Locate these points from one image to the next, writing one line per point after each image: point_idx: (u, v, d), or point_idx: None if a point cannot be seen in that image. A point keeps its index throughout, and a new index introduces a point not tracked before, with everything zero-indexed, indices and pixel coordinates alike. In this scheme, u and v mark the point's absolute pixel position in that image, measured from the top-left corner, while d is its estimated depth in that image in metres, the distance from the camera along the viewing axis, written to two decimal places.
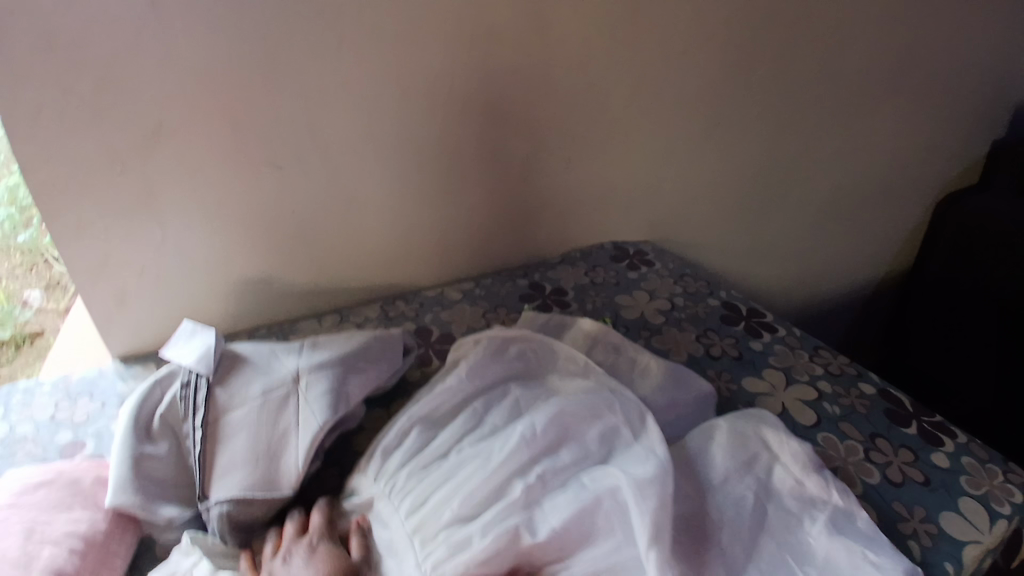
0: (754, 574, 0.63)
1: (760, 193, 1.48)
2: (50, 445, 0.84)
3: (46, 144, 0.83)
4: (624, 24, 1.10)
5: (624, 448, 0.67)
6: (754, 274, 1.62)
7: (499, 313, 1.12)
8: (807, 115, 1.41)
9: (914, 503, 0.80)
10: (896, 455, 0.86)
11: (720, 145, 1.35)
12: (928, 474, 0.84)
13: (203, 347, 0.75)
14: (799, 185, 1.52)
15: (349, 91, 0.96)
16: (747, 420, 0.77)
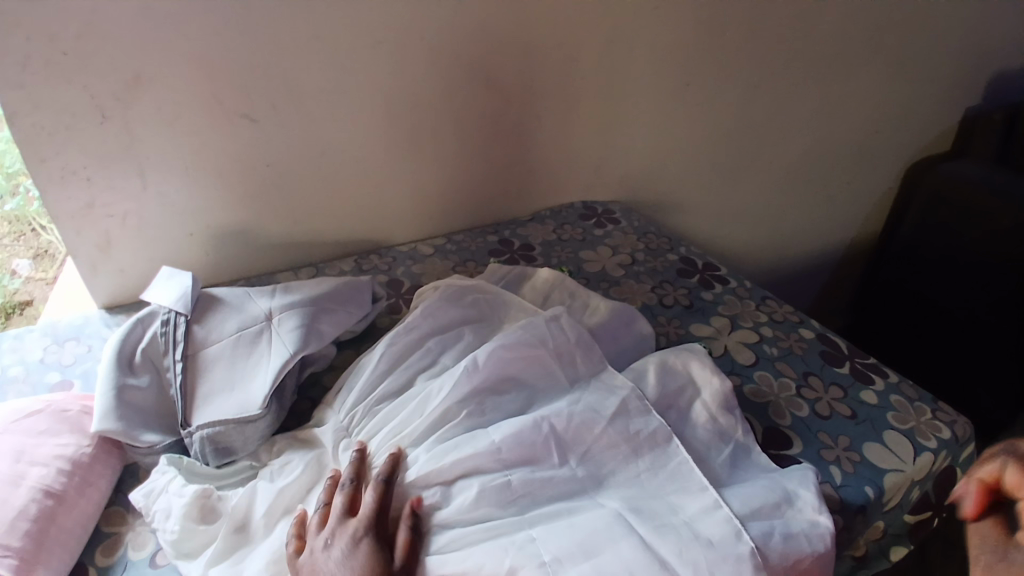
0: (676, 474, 0.69)
1: (729, 157, 1.52)
2: (38, 384, 0.90)
3: (28, 94, 0.87)
4: None
5: (558, 387, 0.76)
6: (723, 236, 1.68)
7: (467, 266, 1.18)
8: (777, 79, 1.44)
9: (840, 433, 0.86)
10: (826, 392, 0.93)
11: (690, 108, 1.39)
12: (855, 409, 0.91)
13: (181, 288, 0.80)
14: (769, 149, 1.57)
15: (320, 47, 0.99)
16: (680, 355, 0.83)
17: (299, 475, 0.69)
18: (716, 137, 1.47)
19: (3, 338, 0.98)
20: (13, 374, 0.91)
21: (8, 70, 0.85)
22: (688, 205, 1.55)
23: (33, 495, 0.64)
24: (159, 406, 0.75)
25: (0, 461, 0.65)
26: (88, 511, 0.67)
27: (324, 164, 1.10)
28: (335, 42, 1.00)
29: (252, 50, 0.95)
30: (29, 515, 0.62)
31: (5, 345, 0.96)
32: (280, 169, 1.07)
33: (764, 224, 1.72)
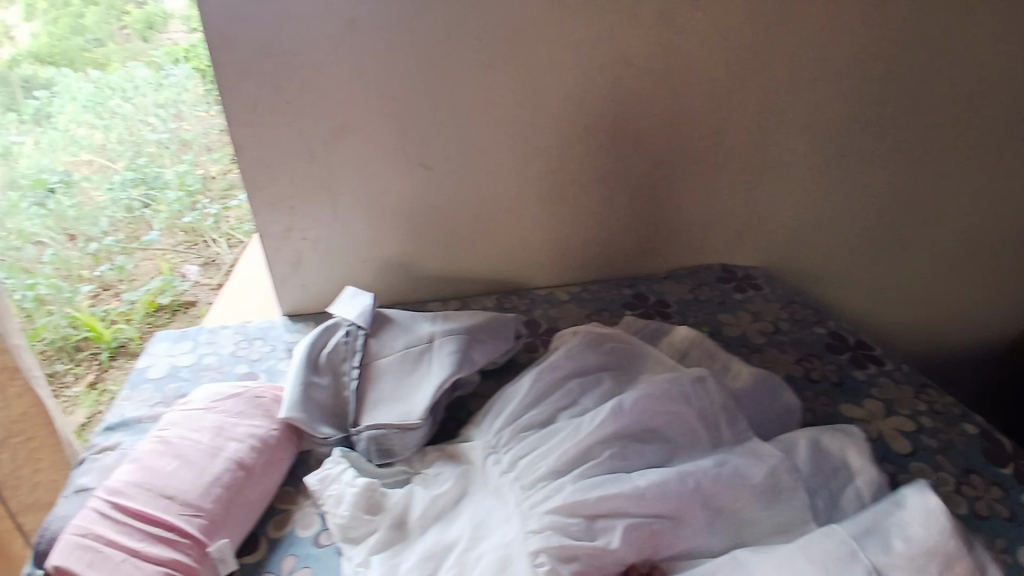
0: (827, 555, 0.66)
1: (901, 237, 1.39)
2: (230, 372, 1.05)
3: (261, 134, 1.07)
4: (759, 54, 1.13)
5: (700, 448, 0.76)
6: (885, 320, 1.54)
7: (602, 315, 1.22)
8: (972, 158, 1.28)
9: (997, 535, 0.81)
10: (987, 491, 0.87)
11: (856, 187, 1.31)
12: (1018, 512, 0.84)
13: (362, 304, 0.92)
14: (954, 237, 1.40)
15: (492, 106, 1.10)
16: (835, 434, 0.80)
17: (450, 488, 0.74)
18: (884, 217, 1.35)
19: (204, 330, 1.16)
20: (210, 362, 1.07)
21: (250, 116, 1.05)
22: (842, 284, 1.45)
23: (227, 467, 0.73)
24: (334, 404, 0.85)
25: (205, 434, 0.76)
26: (268, 487, 0.76)
27: (481, 209, 1.20)
28: (504, 101, 1.10)
29: (434, 104, 1.08)
30: (221, 483, 0.71)
31: (204, 338, 1.14)
32: (443, 209, 1.19)
33: (937, 314, 1.54)
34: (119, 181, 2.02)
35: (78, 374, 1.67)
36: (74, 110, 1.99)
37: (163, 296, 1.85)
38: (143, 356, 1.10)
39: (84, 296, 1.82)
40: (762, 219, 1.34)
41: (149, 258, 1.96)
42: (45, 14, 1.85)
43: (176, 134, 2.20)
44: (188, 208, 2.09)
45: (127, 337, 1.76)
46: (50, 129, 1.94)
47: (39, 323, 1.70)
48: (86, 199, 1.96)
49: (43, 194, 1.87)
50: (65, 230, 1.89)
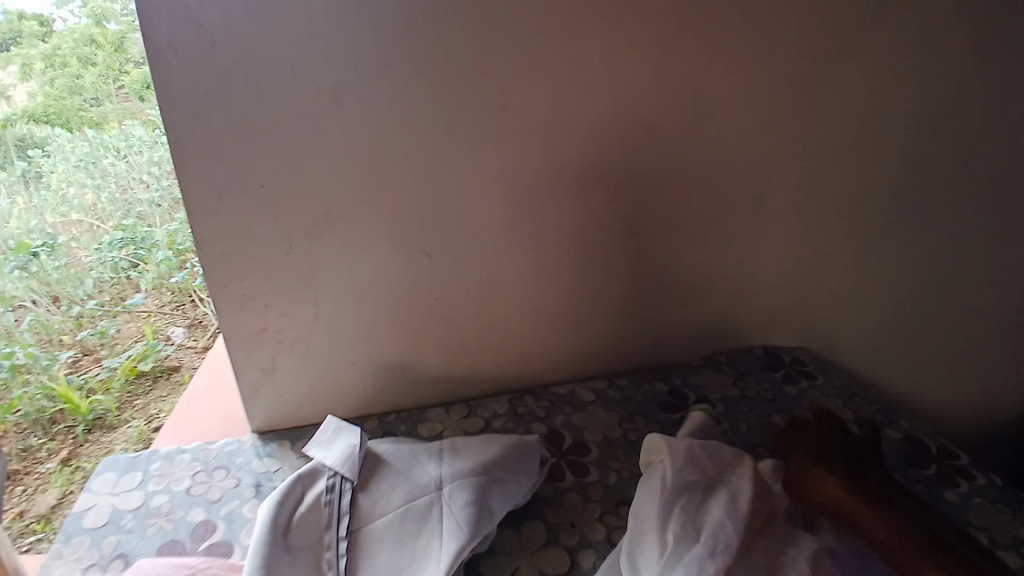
0: None
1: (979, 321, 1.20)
2: (182, 522, 0.83)
3: (227, 222, 0.90)
4: (808, 117, 0.99)
5: None
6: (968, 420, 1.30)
7: (636, 422, 1.00)
8: None
9: None
10: None
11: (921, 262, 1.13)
12: None
13: (342, 446, 0.76)
14: None
15: (502, 183, 0.94)
16: None
17: None
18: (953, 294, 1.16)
19: (156, 458, 0.95)
20: (159, 505, 0.87)
21: (213, 202, 0.88)
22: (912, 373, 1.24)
23: None
24: None
25: None
26: None
27: (490, 298, 1.03)
28: (516, 179, 0.94)
29: (434, 185, 0.92)
30: None
31: (157, 468, 0.93)
32: (445, 301, 1.01)
33: None
34: (107, 240, 1.68)
35: (52, 450, 1.40)
36: (66, 170, 1.58)
37: (145, 361, 1.61)
38: (80, 495, 0.89)
39: (62, 364, 1.52)
40: (813, 297, 1.15)
41: (133, 321, 1.70)
42: (44, 75, 1.48)
43: (170, 191, 1.82)
44: (178, 267, 1.81)
45: (105, 409, 1.47)
46: (42, 190, 1.55)
47: (12, 395, 1.40)
48: (71, 260, 1.61)
49: (26, 257, 1.50)
50: (49, 292, 1.54)
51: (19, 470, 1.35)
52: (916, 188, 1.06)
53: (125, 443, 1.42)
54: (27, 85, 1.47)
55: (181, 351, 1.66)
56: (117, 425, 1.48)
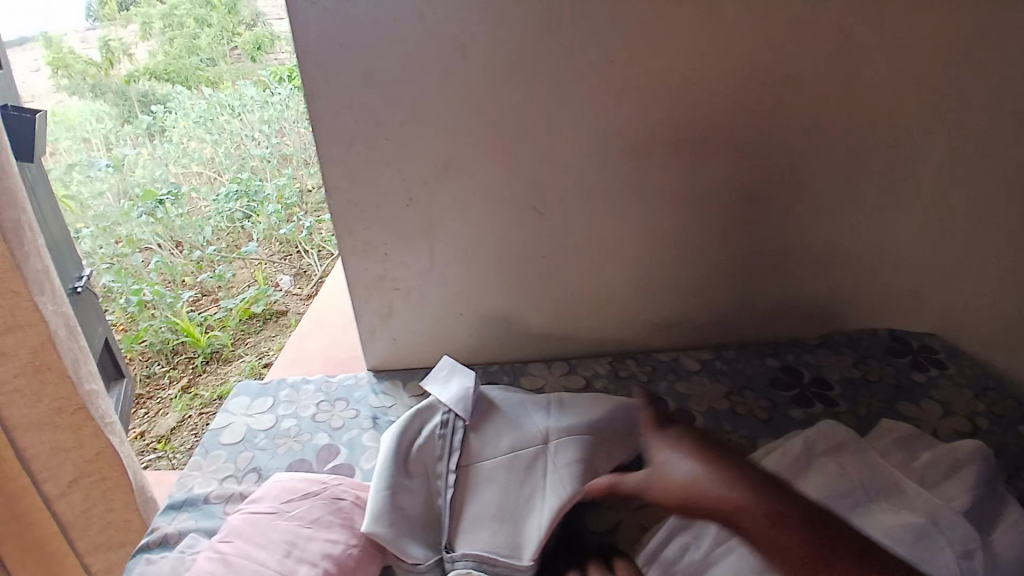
0: None
1: None
2: (308, 444, 0.91)
3: (353, 171, 0.94)
4: (971, 77, 0.88)
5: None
6: None
7: (745, 396, 0.97)
8: None
9: None
10: None
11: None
12: None
13: (456, 388, 0.80)
14: None
15: (620, 140, 0.92)
16: None
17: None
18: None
19: (284, 385, 1.04)
20: (287, 428, 0.95)
21: (343, 151, 0.92)
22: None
23: None
24: (426, 515, 0.69)
25: (273, 555, 0.62)
26: None
27: (598, 258, 1.02)
28: (635, 137, 0.92)
29: (553, 142, 0.92)
30: None
31: (283, 395, 1.02)
32: (554, 260, 1.02)
33: None
34: (224, 193, 1.94)
35: (173, 377, 1.61)
36: (187, 124, 1.98)
37: (256, 304, 1.77)
38: (219, 415, 0.99)
39: (185, 302, 1.74)
40: (948, 282, 1.05)
41: (247, 267, 1.90)
42: (165, 32, 2.02)
43: (278, 149, 2.11)
44: (286, 220, 2.00)
45: (222, 344, 1.67)
46: (164, 142, 1.95)
47: (141, 326, 1.65)
48: (193, 209, 1.91)
49: (153, 204, 1.81)
50: (173, 238, 1.84)
51: (144, 394, 1.57)
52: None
53: (239, 374, 1.61)
54: (147, 43, 1.99)
55: (287, 297, 1.83)
56: (231, 359, 1.67)
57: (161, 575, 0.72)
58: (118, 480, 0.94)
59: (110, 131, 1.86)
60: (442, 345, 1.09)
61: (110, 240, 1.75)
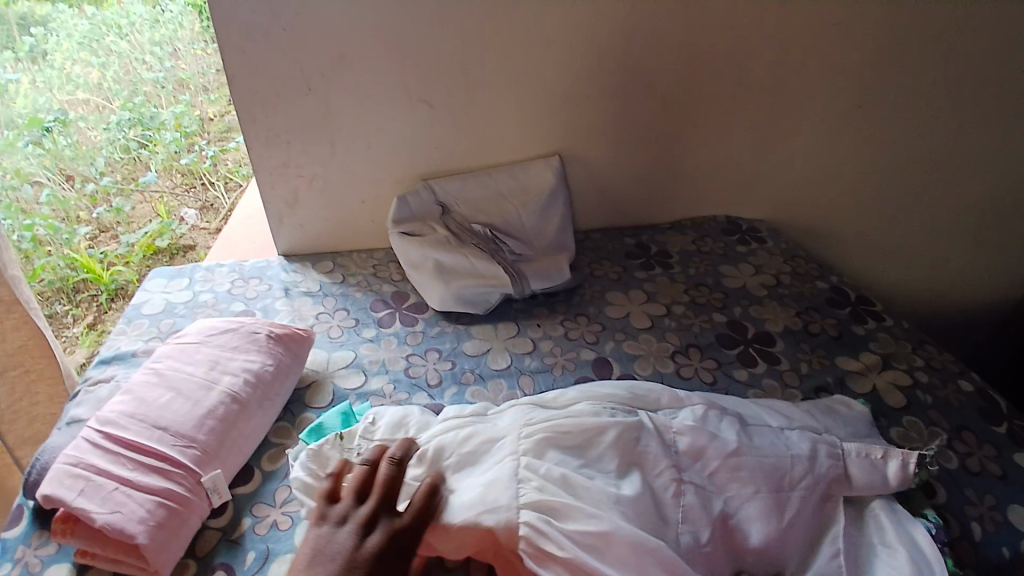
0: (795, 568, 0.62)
1: (950, 216, 1.26)
2: (225, 310, 1.03)
3: (256, 64, 1.03)
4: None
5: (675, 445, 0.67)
6: (927, 310, 1.41)
7: (603, 264, 1.17)
8: None
9: (985, 491, 0.80)
10: (979, 448, 0.86)
11: (894, 141, 1.18)
12: (1007, 469, 0.83)
13: (430, 191, 1.13)
14: (1011, 221, 1.27)
15: (499, 42, 1.04)
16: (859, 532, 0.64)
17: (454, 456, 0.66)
18: (919, 178, 1.22)
19: (199, 269, 1.14)
20: (205, 299, 1.06)
21: (242, 42, 1.01)
22: (873, 253, 1.32)
23: (221, 399, 0.74)
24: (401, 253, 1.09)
25: (200, 367, 0.77)
26: (264, 419, 0.76)
27: (486, 149, 1.15)
28: (508, 35, 1.04)
29: (436, 38, 1.03)
30: (217, 415, 0.72)
31: (200, 276, 1.12)
32: (445, 151, 1.15)
33: (989, 303, 1.40)
34: (116, 121, 1.91)
35: (77, 317, 1.62)
36: (70, 48, 1.90)
37: (161, 239, 1.77)
38: (138, 292, 1.08)
39: (81, 238, 1.73)
40: (782, 181, 1.24)
41: (146, 202, 1.88)
42: None
43: (173, 73, 2.10)
44: (186, 149, 1.99)
45: (126, 280, 1.67)
46: (46, 67, 1.85)
47: (35, 264, 1.61)
48: (83, 139, 1.86)
49: (39, 133, 1.76)
50: (61, 170, 1.79)
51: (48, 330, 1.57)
52: (896, 73, 1.10)
53: None
54: None
55: (194, 232, 1.83)
56: None
57: (101, 396, 0.84)
58: (43, 374, 1.08)
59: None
60: (349, 231, 1.21)
61: None
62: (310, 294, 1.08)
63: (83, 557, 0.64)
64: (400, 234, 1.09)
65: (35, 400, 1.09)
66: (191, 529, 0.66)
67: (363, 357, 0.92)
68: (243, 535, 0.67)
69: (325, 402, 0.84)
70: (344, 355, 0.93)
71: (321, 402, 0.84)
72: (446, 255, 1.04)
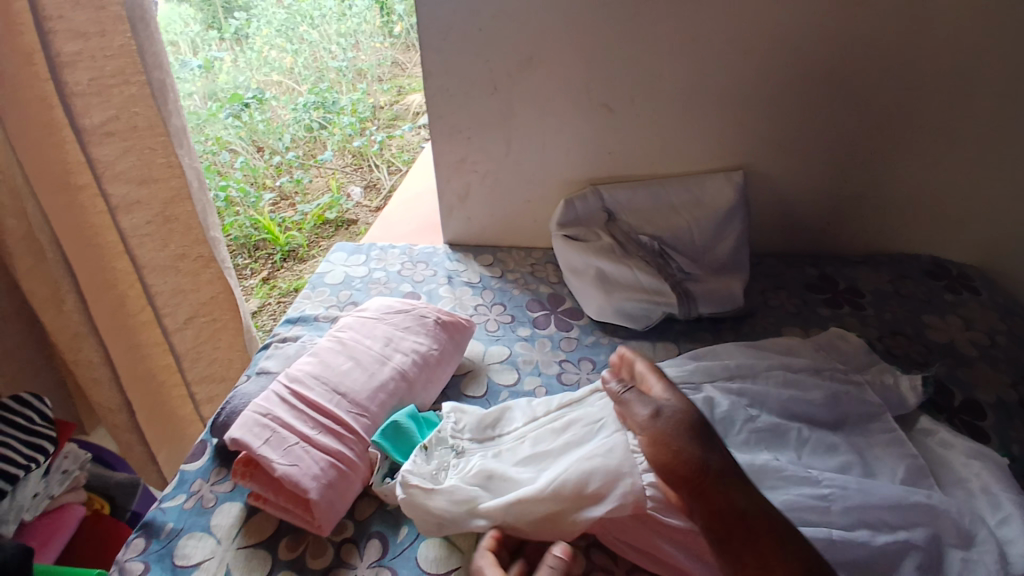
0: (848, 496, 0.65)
1: None
2: (395, 290, 1.10)
3: (450, 62, 1.08)
4: None
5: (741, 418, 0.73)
6: None
7: (778, 294, 1.08)
8: None
9: None
10: None
11: None
12: None
13: (593, 200, 1.11)
14: None
15: (692, 48, 0.99)
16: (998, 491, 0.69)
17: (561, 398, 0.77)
18: None
19: (374, 248, 1.22)
20: (378, 277, 1.14)
21: (440, 39, 1.06)
22: None
23: (392, 374, 0.79)
24: (563, 255, 1.07)
25: (376, 342, 0.83)
26: (424, 401, 0.81)
27: (658, 158, 1.11)
28: (705, 42, 0.98)
29: (626, 44, 1.01)
30: (388, 390, 0.77)
31: (375, 254, 1.21)
32: (619, 156, 1.12)
33: None
34: (301, 102, 2.11)
35: (255, 269, 1.82)
36: (268, 33, 2.16)
37: (330, 211, 1.94)
38: (323, 263, 1.18)
39: (266, 203, 1.94)
40: (1004, 223, 1.07)
41: (321, 175, 2.08)
42: None
43: (353, 63, 2.29)
44: (359, 133, 2.16)
45: (298, 244, 1.85)
46: (247, 50, 2.13)
47: (227, 221, 1.84)
48: (274, 116, 2.09)
49: (238, 107, 2.02)
50: (254, 142, 2.04)
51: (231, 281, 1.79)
52: None
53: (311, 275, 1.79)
54: None
55: (358, 208, 1.98)
56: (306, 259, 1.85)
57: (287, 354, 0.94)
58: (224, 325, 1.23)
59: (196, 36, 2.03)
60: (513, 229, 1.24)
61: (201, 137, 1.96)
62: (471, 285, 1.12)
63: (256, 500, 0.71)
64: (565, 238, 1.08)
65: (218, 345, 1.24)
66: (355, 492, 0.71)
67: (517, 354, 0.94)
68: (399, 508, 0.72)
69: (479, 393, 0.87)
70: (501, 350, 0.95)
71: (474, 392, 0.87)
72: (610, 264, 1.01)
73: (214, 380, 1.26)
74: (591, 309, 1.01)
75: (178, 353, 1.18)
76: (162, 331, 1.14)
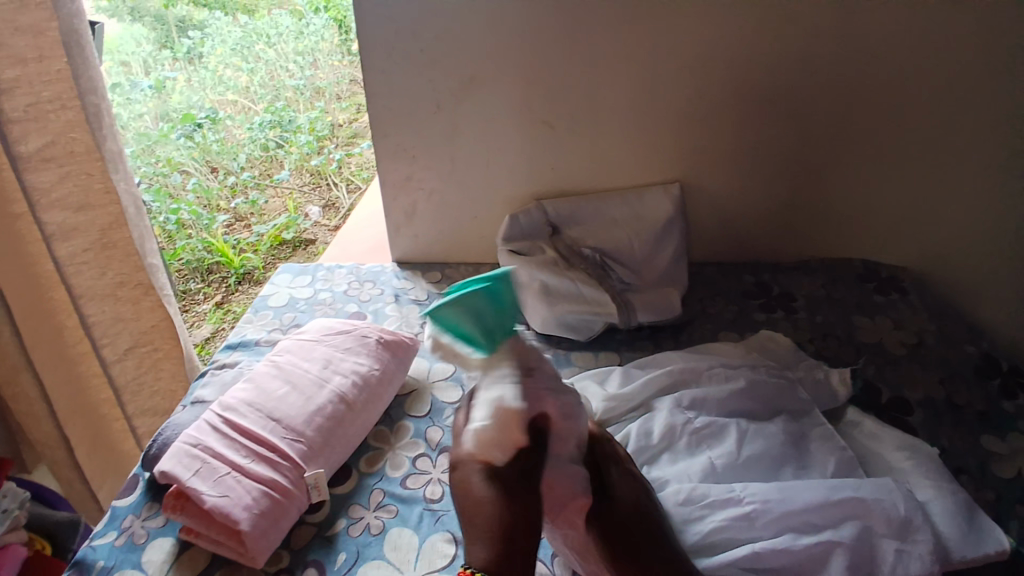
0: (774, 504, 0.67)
1: None
2: (341, 310, 1.09)
3: (393, 82, 1.09)
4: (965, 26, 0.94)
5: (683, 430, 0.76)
6: None
7: (717, 301, 1.11)
8: None
9: None
10: None
11: None
12: None
13: (535, 215, 1.12)
14: None
15: (628, 66, 1.02)
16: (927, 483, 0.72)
17: None
18: None
19: (320, 269, 1.21)
20: (323, 298, 1.12)
21: (383, 60, 1.07)
22: None
23: (330, 397, 0.78)
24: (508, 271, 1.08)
25: (315, 365, 0.82)
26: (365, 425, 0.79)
27: (601, 173, 1.14)
28: (640, 60, 1.02)
29: (565, 63, 1.03)
30: (325, 413, 0.76)
31: (321, 275, 1.19)
32: (562, 172, 1.14)
33: None
34: (259, 122, 2.09)
35: (207, 294, 1.77)
36: (223, 52, 2.14)
37: (288, 232, 1.89)
38: (267, 286, 1.16)
39: (219, 225, 1.90)
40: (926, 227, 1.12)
41: (278, 196, 2.02)
42: None
43: (311, 81, 2.25)
44: (316, 151, 2.13)
45: (253, 266, 1.81)
46: (200, 69, 2.09)
47: (178, 245, 1.81)
48: (228, 136, 2.06)
49: (190, 127, 2.00)
50: (208, 162, 1.99)
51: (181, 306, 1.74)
52: None
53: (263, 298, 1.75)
54: None
55: (315, 226, 1.94)
56: (260, 281, 1.81)
57: (224, 381, 0.91)
58: (166, 354, 1.17)
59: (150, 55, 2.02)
60: (461, 245, 1.24)
61: (149, 159, 1.90)
62: (418, 302, 1.11)
63: (186, 534, 0.69)
64: (509, 253, 1.09)
65: (159, 375, 1.19)
66: (291, 520, 0.69)
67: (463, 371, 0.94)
68: (338, 534, 0.71)
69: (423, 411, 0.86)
70: (446, 367, 0.95)
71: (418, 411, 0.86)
72: (552, 276, 1.02)
73: (155, 413, 1.21)
74: (534, 323, 1.02)
75: (118, 385, 1.13)
76: (100, 362, 1.09)
